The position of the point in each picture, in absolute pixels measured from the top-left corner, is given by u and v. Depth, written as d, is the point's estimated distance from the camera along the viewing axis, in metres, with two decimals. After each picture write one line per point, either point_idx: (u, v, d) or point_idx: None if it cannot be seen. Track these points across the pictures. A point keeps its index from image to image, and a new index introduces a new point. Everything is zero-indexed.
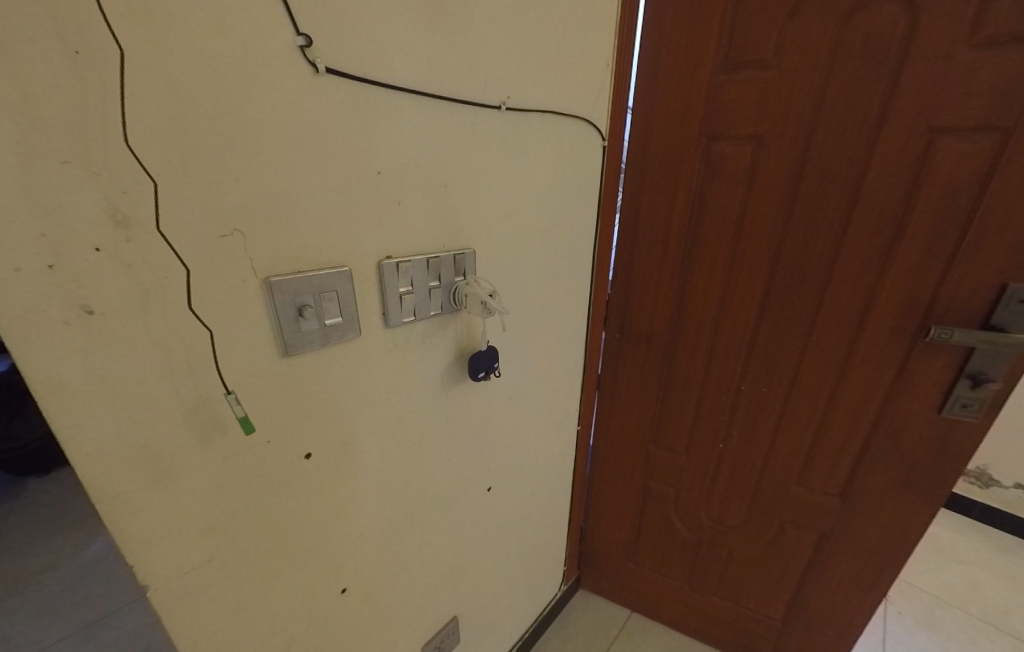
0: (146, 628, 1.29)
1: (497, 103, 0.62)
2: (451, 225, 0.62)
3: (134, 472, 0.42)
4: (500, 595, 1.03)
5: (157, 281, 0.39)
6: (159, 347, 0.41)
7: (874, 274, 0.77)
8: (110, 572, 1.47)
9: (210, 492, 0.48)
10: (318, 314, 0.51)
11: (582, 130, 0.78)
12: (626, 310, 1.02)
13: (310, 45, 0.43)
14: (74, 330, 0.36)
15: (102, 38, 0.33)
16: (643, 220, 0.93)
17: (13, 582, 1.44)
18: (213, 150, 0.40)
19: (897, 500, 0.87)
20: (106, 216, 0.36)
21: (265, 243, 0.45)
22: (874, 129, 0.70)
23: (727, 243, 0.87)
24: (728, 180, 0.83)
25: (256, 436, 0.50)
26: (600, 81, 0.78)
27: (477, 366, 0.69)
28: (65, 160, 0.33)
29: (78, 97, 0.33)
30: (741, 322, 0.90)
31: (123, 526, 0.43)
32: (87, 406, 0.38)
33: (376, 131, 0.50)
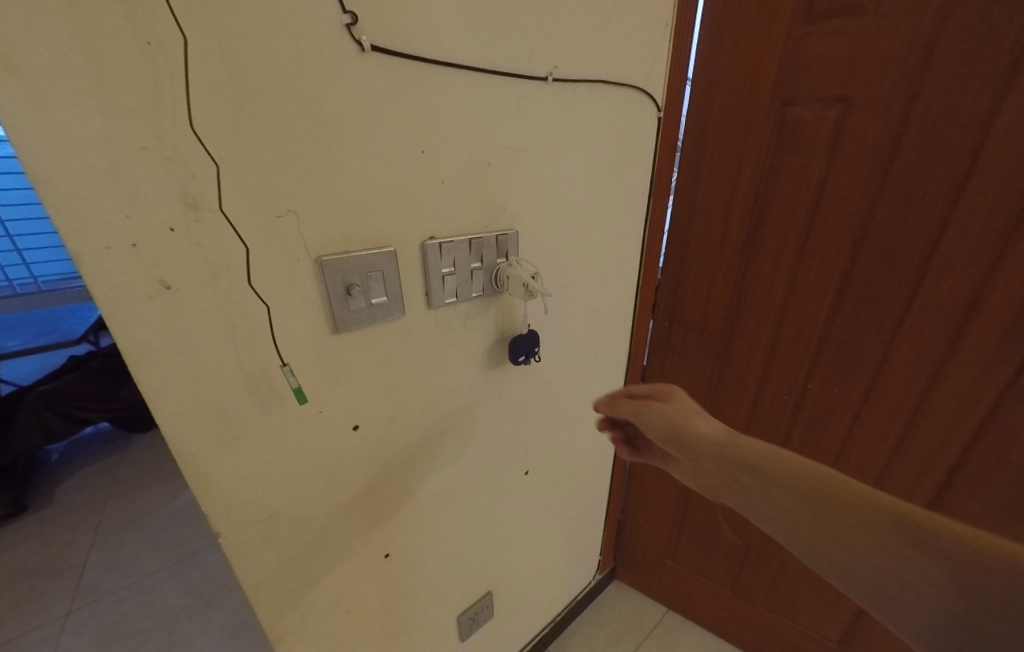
0: (222, 570, 1.47)
1: (543, 74, 0.59)
2: (494, 205, 0.61)
3: (204, 433, 0.47)
4: (537, 574, 1.05)
5: (223, 261, 0.43)
6: (225, 320, 0.44)
7: (987, 262, 0.65)
8: (197, 517, 1.70)
9: (267, 455, 0.52)
10: (365, 293, 0.52)
11: (638, 101, 0.73)
12: (680, 295, 0.96)
13: (356, 23, 0.43)
14: (156, 303, 0.40)
15: (168, 29, 0.35)
16: (702, 198, 0.86)
17: (126, 516, 1.70)
18: (267, 132, 0.42)
19: (999, 529, 0.75)
20: (178, 199, 0.39)
21: (316, 224, 0.47)
22: (1002, 82, 0.58)
23: (801, 223, 0.78)
24: (805, 150, 0.74)
25: (308, 407, 0.53)
26: (658, 45, 0.72)
27: (517, 350, 0.69)
28: (143, 147, 0.37)
29: (152, 87, 0.36)
30: (812, 312, 0.81)
31: (195, 480, 0.48)
32: (164, 372, 0.43)
33: (420, 108, 0.50)
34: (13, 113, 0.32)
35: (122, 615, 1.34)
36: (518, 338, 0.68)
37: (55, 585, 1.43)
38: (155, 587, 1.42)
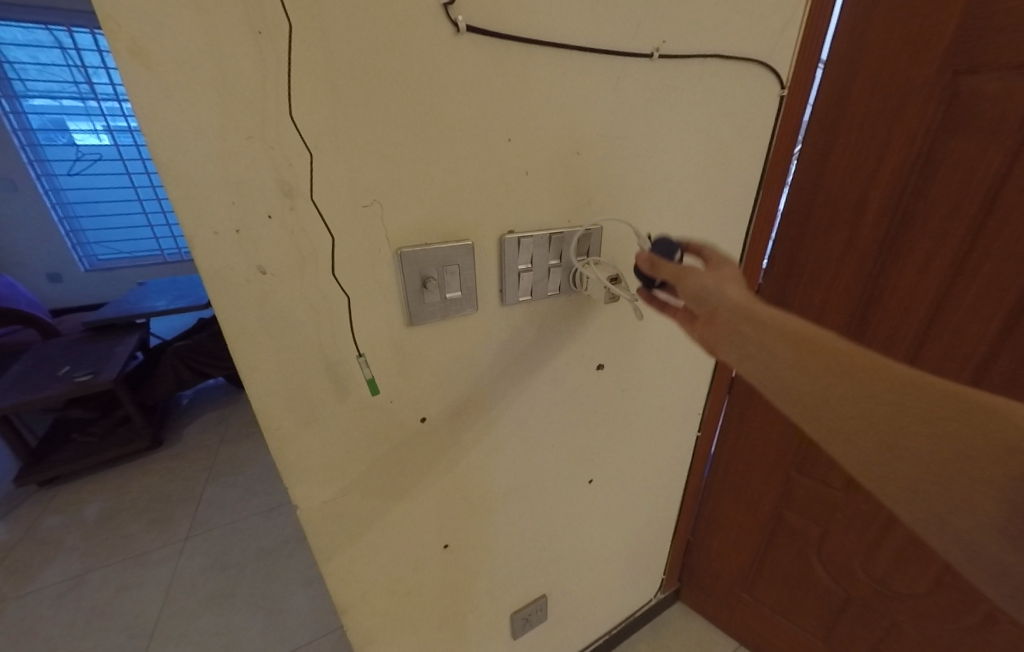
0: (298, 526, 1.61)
1: (648, 51, 0.53)
2: (580, 197, 0.57)
3: (287, 411, 0.49)
4: (595, 584, 1.01)
5: (313, 248, 0.43)
6: (311, 306, 0.45)
7: None
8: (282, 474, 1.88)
9: (341, 437, 0.53)
10: (440, 287, 0.51)
11: (758, 80, 0.63)
12: (785, 303, 0.84)
13: (454, 3, 0.41)
14: (253, 287, 0.42)
15: (275, 17, 0.36)
16: (826, 193, 0.74)
17: (233, 461, 1.94)
18: (359, 120, 0.41)
19: None
20: (277, 187, 0.40)
21: (401, 214, 0.46)
22: None
23: (962, 226, 0.63)
24: (978, 137, 0.60)
25: (381, 396, 0.54)
26: (788, 14, 0.62)
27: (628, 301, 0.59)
28: (250, 136, 0.38)
29: (260, 77, 0.37)
30: (968, 335, 0.67)
31: (279, 452, 0.50)
32: (257, 351, 0.45)
33: (512, 92, 0.47)
34: (142, 104, 0.34)
35: (223, 548, 1.53)
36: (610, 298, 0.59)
37: (176, 512, 1.68)
38: (250, 528, 1.61)
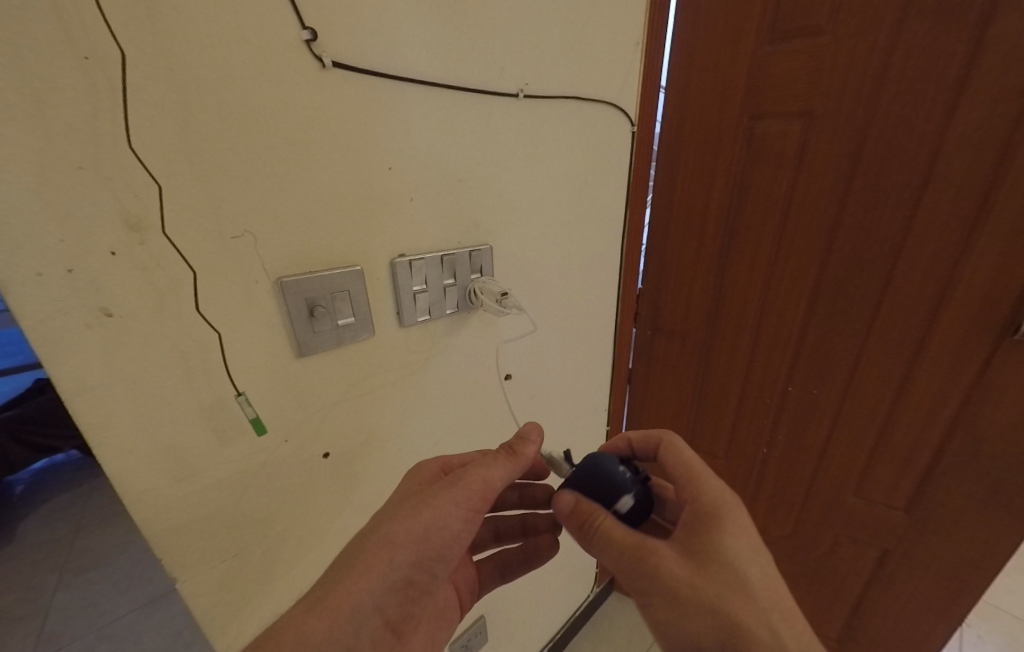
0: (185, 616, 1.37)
1: (514, 90, 0.58)
2: (467, 220, 0.60)
3: (156, 470, 0.43)
4: (530, 596, 1.02)
5: (174, 284, 0.40)
6: (175, 347, 0.41)
7: (949, 266, 0.67)
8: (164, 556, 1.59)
9: (229, 490, 0.48)
10: (330, 314, 0.50)
11: (610, 115, 0.73)
12: (659, 304, 0.97)
13: (316, 40, 0.42)
14: (95, 333, 0.37)
15: (104, 42, 0.33)
16: (678, 209, 0.88)
17: (97, 552, 1.60)
18: (220, 151, 0.40)
19: (974, 523, 0.76)
20: (120, 221, 0.36)
21: (276, 243, 0.45)
22: (952, 99, 0.61)
23: (772, 232, 0.79)
24: (773, 163, 0.76)
25: (271, 436, 0.50)
26: (629, 61, 0.72)
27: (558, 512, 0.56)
28: (80, 166, 0.34)
29: (90, 105, 0.33)
30: (788, 319, 0.83)
31: (149, 521, 0.44)
32: (110, 406, 0.39)
33: (387, 123, 0.49)
34: None
35: None
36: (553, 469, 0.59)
37: (13, 636, 1.33)
38: (123, 632, 1.33)
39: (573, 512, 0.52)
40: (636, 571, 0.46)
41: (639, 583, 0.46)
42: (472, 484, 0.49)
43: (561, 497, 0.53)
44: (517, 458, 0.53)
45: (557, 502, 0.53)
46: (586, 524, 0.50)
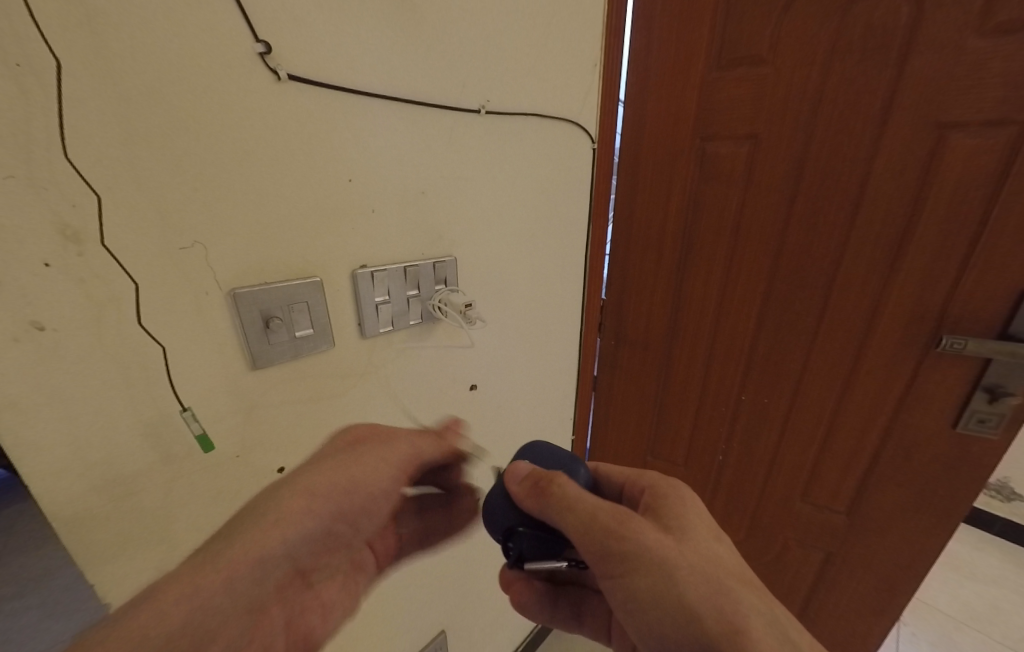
0: None
1: (476, 106, 0.60)
2: (430, 232, 0.60)
3: (92, 491, 0.41)
4: (494, 609, 1.00)
5: (114, 297, 0.38)
6: (115, 361, 0.40)
7: (880, 280, 0.72)
8: None
9: (173, 509, 0.46)
10: (287, 325, 0.49)
11: (571, 131, 0.76)
12: (621, 314, 1.00)
13: (270, 52, 0.42)
14: (24, 348, 0.35)
15: (37, 49, 0.32)
16: (638, 222, 0.91)
17: (22, 579, 1.45)
18: (168, 161, 0.39)
19: (908, 521, 0.81)
20: (55, 232, 0.35)
21: (228, 254, 0.44)
22: (877, 128, 0.67)
23: (725, 246, 0.84)
24: (723, 181, 0.80)
25: (222, 452, 0.49)
26: (588, 81, 0.75)
27: (494, 525, 0.53)
28: (10, 175, 0.32)
29: (22, 112, 0.32)
30: (740, 329, 0.87)
31: (81, 545, 0.41)
32: (38, 425, 0.37)
33: (346, 135, 0.49)
34: None
35: None
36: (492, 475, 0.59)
37: None
38: None
39: (528, 477, 0.51)
40: (600, 538, 0.45)
41: (604, 556, 0.45)
42: (403, 449, 0.55)
43: (518, 467, 0.53)
44: (444, 441, 0.60)
45: (512, 474, 0.53)
46: (542, 485, 0.49)
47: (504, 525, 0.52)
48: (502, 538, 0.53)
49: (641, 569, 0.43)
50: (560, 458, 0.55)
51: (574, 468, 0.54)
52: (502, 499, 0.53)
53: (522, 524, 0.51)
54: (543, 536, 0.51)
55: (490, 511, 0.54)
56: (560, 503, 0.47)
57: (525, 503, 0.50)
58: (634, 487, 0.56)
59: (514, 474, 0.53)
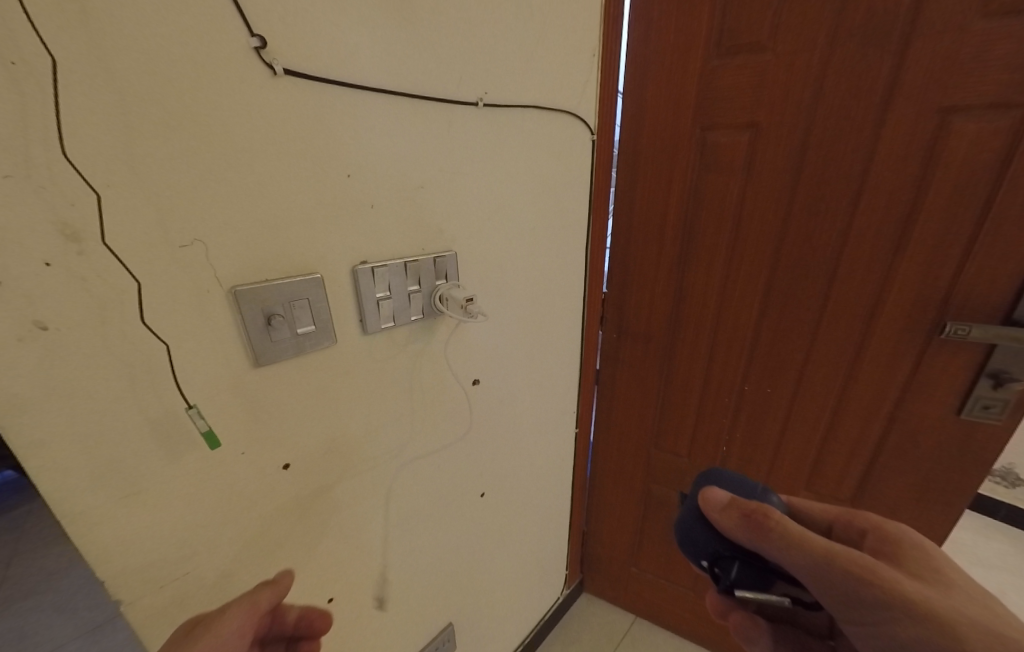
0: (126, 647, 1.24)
1: (474, 99, 0.59)
2: (430, 227, 0.60)
3: (99, 490, 0.41)
4: (500, 602, 1.01)
5: (116, 295, 0.38)
6: (118, 358, 0.40)
7: (883, 268, 0.72)
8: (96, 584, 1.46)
9: (180, 508, 0.46)
10: (289, 322, 0.49)
11: (570, 123, 0.75)
12: (623, 307, 1.00)
13: (266, 47, 0.41)
14: (28, 348, 0.35)
15: (32, 45, 0.32)
16: (639, 214, 0.91)
17: (28, 582, 1.46)
18: (166, 159, 0.39)
19: (912, 509, 0.81)
20: (55, 230, 0.35)
21: (229, 252, 0.44)
22: (880, 114, 0.66)
23: (727, 237, 0.83)
24: (724, 171, 0.80)
25: (227, 449, 0.49)
26: (587, 71, 0.75)
27: (697, 552, 0.54)
28: (9, 173, 0.32)
29: (18, 110, 0.32)
30: (743, 320, 0.86)
31: (90, 545, 0.42)
32: (45, 424, 0.37)
33: (344, 130, 0.49)
34: None
35: None
36: (682, 501, 0.60)
37: None
38: None
39: (734, 506, 0.51)
40: (844, 582, 0.43)
41: (858, 605, 0.43)
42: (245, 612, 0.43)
43: (712, 494, 0.53)
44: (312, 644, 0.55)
45: (710, 501, 0.53)
46: (754, 516, 0.48)
47: (709, 554, 0.52)
48: (707, 564, 0.53)
49: (912, 620, 0.41)
50: (750, 488, 0.54)
51: (763, 496, 0.53)
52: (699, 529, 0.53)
53: (732, 552, 0.51)
54: (759, 567, 0.50)
55: (688, 542, 0.55)
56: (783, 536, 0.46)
57: (734, 533, 0.50)
58: (851, 528, 0.53)
59: (712, 502, 0.53)
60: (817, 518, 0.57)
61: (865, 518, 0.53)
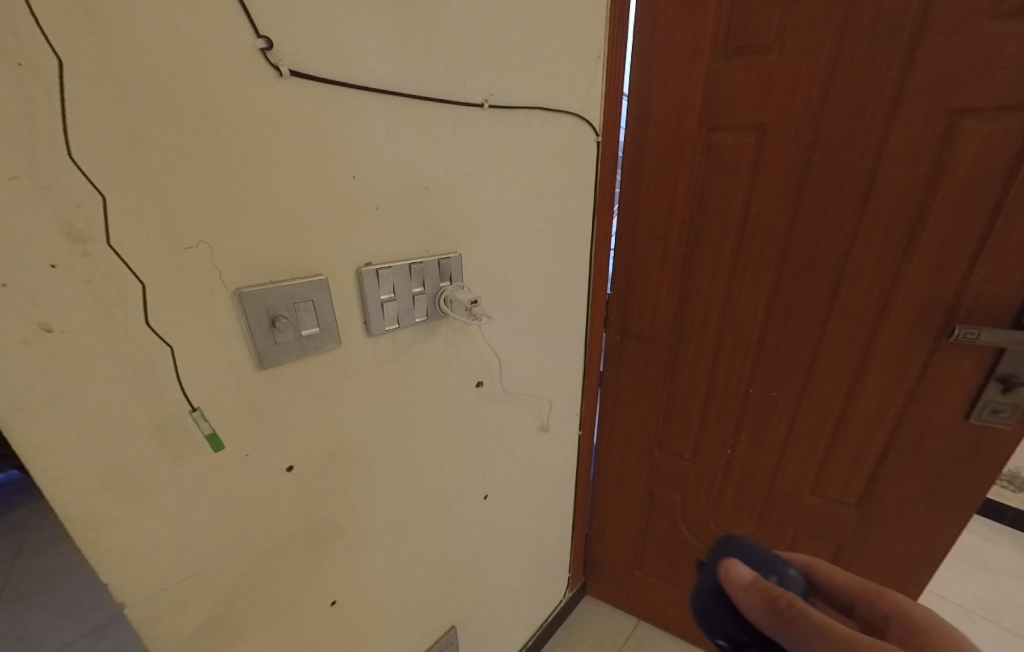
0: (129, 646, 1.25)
1: (479, 100, 0.59)
2: (435, 228, 0.60)
3: (103, 494, 0.41)
4: (503, 605, 1.00)
5: (120, 297, 0.38)
6: (123, 360, 0.39)
7: (891, 271, 0.72)
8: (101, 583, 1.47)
9: (183, 511, 0.46)
10: (294, 324, 0.49)
11: (575, 124, 0.75)
12: (627, 309, 0.99)
13: (271, 48, 0.41)
14: (32, 350, 0.35)
15: (38, 47, 0.31)
16: (644, 216, 0.90)
17: (33, 581, 1.46)
18: (171, 161, 0.38)
19: (918, 513, 0.81)
20: (60, 232, 0.35)
21: (234, 254, 0.44)
22: (888, 115, 0.66)
23: (732, 238, 0.83)
24: (730, 173, 0.79)
25: (230, 452, 0.48)
26: (593, 73, 0.74)
27: (710, 628, 0.49)
28: (15, 175, 0.32)
29: (24, 112, 0.32)
30: (749, 322, 0.86)
31: (92, 549, 0.41)
32: (49, 427, 0.37)
33: (349, 131, 0.48)
34: None
35: None
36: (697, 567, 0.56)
37: None
38: None
39: (755, 586, 0.48)
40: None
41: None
42: None
43: (735, 568, 0.50)
44: None
45: (730, 576, 0.50)
46: (779, 602, 0.45)
47: (724, 632, 0.48)
48: (721, 643, 0.48)
49: None
50: (771, 560, 0.51)
51: (785, 570, 0.50)
52: (705, 594, 0.51)
53: (746, 635, 0.46)
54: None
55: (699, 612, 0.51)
56: (810, 627, 0.43)
57: (759, 620, 0.46)
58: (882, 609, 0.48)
59: (733, 576, 0.50)
60: (839, 589, 0.52)
61: (893, 598, 0.48)
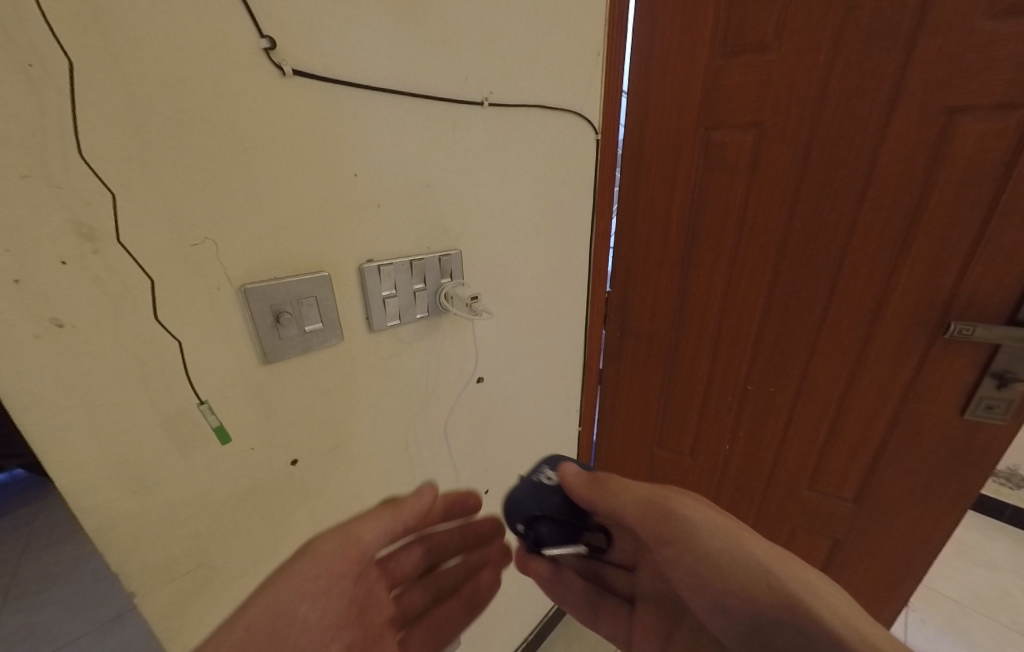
0: (135, 643, 1.26)
1: (479, 99, 0.60)
2: (436, 225, 0.61)
3: (113, 485, 0.42)
4: (503, 599, 1.01)
5: (129, 292, 0.39)
6: (131, 355, 0.40)
7: (887, 267, 0.72)
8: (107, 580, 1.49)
9: (190, 502, 0.47)
10: (297, 320, 0.50)
11: (575, 122, 0.75)
12: (626, 305, 1.00)
13: (275, 48, 0.42)
14: (44, 344, 0.36)
15: (49, 49, 0.32)
16: (643, 213, 0.91)
17: (39, 578, 1.48)
18: (177, 159, 0.39)
19: (914, 507, 0.82)
20: (71, 230, 0.36)
21: (239, 251, 0.45)
22: (885, 113, 0.66)
23: (731, 235, 0.83)
24: (728, 170, 0.80)
25: (236, 446, 0.49)
26: (592, 71, 0.75)
27: (513, 517, 0.52)
28: (27, 174, 0.33)
29: (35, 113, 0.33)
30: (747, 319, 0.87)
31: (102, 539, 0.42)
32: (60, 420, 0.38)
33: (351, 130, 0.49)
34: None
35: None
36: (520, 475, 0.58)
37: None
38: None
39: (586, 474, 0.53)
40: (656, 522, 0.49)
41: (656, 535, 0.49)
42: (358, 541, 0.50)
43: (570, 470, 0.54)
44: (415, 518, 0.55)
45: (564, 474, 0.54)
46: (602, 481, 0.52)
47: (525, 514, 0.51)
48: (522, 528, 0.51)
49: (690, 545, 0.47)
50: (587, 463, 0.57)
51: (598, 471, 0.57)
52: (523, 491, 0.53)
53: (544, 510, 0.51)
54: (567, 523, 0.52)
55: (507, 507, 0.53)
56: (618, 496, 0.50)
57: (582, 499, 0.52)
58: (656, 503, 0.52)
59: (568, 475, 0.53)
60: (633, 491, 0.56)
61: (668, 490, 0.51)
